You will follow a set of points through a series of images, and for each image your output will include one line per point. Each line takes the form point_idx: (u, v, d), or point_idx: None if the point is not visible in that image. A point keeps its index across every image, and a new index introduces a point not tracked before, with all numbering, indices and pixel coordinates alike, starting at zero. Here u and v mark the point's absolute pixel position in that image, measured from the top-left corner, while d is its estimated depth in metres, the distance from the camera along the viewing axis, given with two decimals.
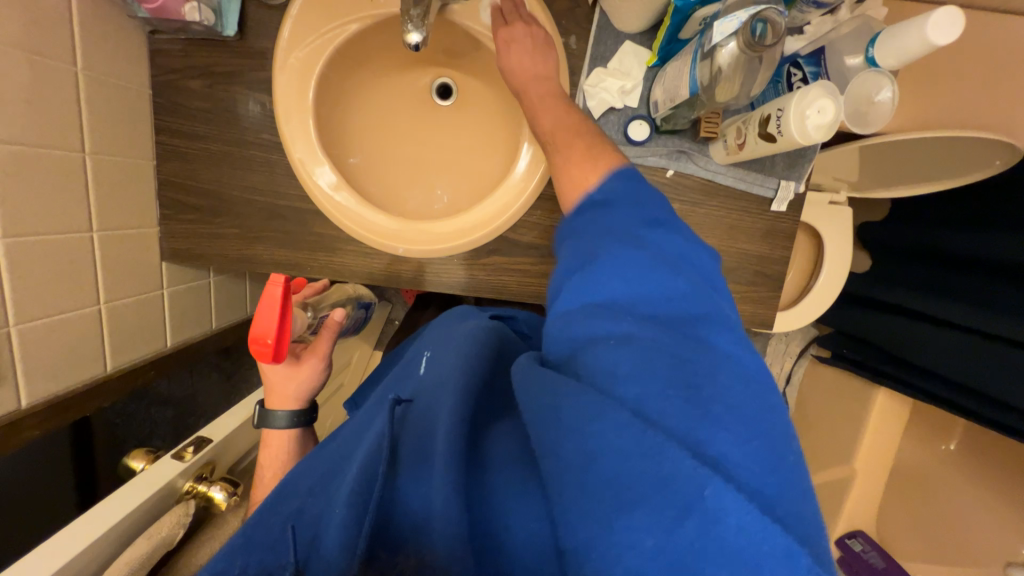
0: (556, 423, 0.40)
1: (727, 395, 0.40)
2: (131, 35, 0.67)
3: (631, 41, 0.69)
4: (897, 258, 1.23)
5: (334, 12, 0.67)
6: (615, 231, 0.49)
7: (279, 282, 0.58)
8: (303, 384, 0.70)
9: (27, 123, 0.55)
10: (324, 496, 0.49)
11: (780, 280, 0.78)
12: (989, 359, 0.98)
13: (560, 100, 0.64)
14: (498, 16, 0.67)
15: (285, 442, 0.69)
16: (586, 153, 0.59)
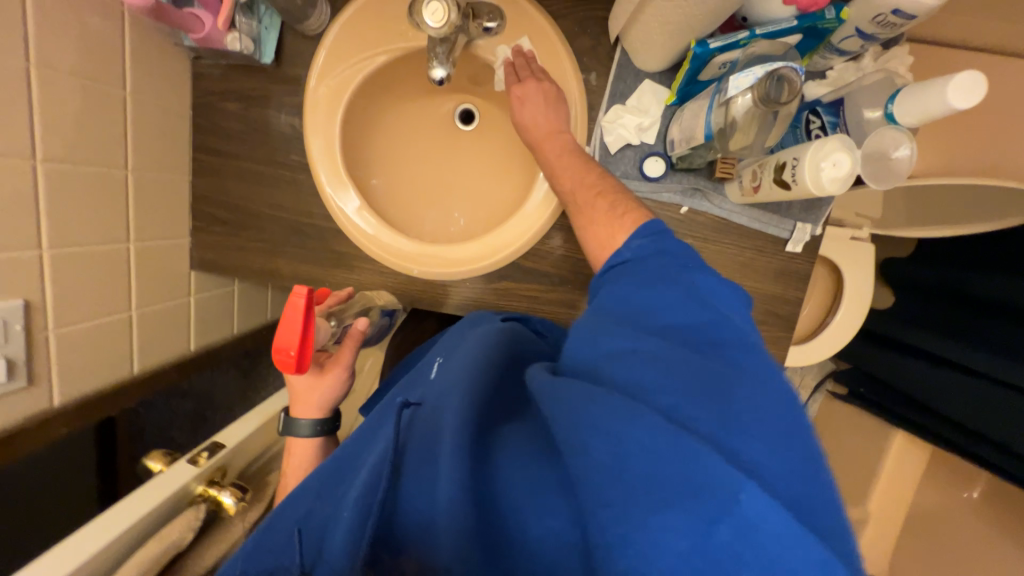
0: (584, 424, 0.41)
1: (753, 406, 0.40)
2: (176, 60, 0.71)
3: (650, 80, 0.70)
4: (921, 298, 1.20)
5: (365, 44, 0.70)
6: (646, 268, 0.52)
7: (303, 296, 0.56)
8: (328, 393, 0.71)
9: (78, 144, 0.59)
10: (332, 496, 0.51)
11: (793, 321, 0.78)
12: (1005, 406, 0.95)
13: (575, 155, 0.65)
14: (510, 73, 0.70)
15: (309, 450, 0.72)
16: (608, 214, 0.60)
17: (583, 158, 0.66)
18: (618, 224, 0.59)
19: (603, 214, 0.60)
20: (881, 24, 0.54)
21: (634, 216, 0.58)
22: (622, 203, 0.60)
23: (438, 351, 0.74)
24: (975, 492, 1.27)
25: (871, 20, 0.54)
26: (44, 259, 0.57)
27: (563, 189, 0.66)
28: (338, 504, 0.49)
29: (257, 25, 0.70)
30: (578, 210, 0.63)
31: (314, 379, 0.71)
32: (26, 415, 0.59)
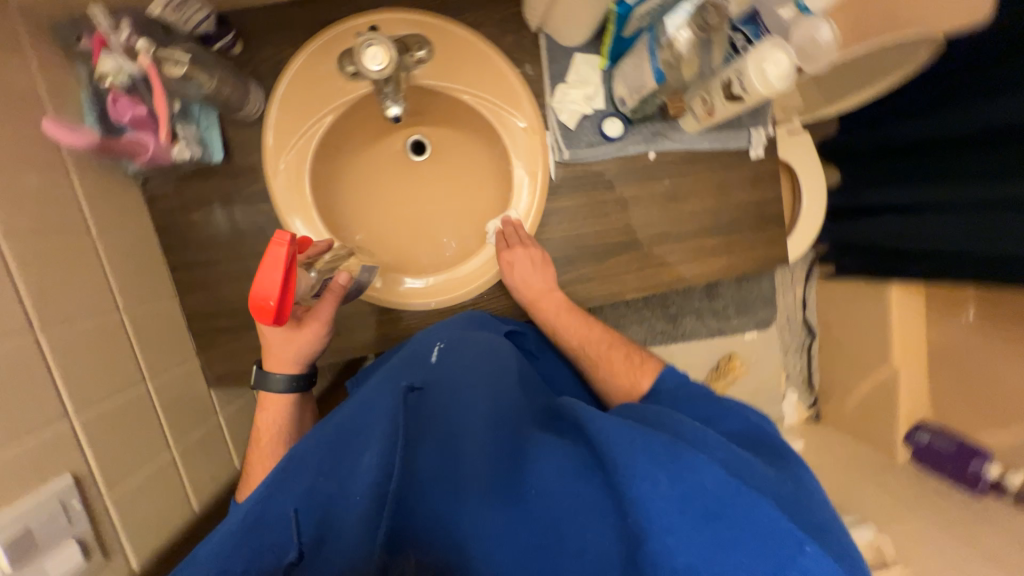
0: (649, 457, 0.46)
1: (787, 483, 0.51)
2: (127, 190, 0.69)
3: (579, 53, 0.75)
4: (875, 161, 1.30)
5: (307, 110, 0.71)
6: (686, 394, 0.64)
7: (285, 242, 0.54)
8: (302, 348, 0.70)
9: (68, 302, 0.57)
10: (338, 479, 0.51)
11: (780, 217, 0.84)
12: (995, 227, 1.01)
13: (578, 316, 0.78)
14: (500, 240, 0.79)
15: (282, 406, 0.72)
16: (628, 365, 0.73)
17: (588, 319, 0.79)
18: (639, 376, 0.71)
19: (625, 365, 0.73)
20: None
21: (652, 367, 0.72)
22: (640, 358, 0.74)
23: (439, 334, 0.72)
24: (971, 314, 1.36)
25: None
26: (76, 426, 0.54)
27: (574, 343, 0.77)
28: (347, 487, 0.50)
29: (197, 128, 0.69)
30: (596, 363, 0.75)
31: (290, 335, 0.69)
32: None
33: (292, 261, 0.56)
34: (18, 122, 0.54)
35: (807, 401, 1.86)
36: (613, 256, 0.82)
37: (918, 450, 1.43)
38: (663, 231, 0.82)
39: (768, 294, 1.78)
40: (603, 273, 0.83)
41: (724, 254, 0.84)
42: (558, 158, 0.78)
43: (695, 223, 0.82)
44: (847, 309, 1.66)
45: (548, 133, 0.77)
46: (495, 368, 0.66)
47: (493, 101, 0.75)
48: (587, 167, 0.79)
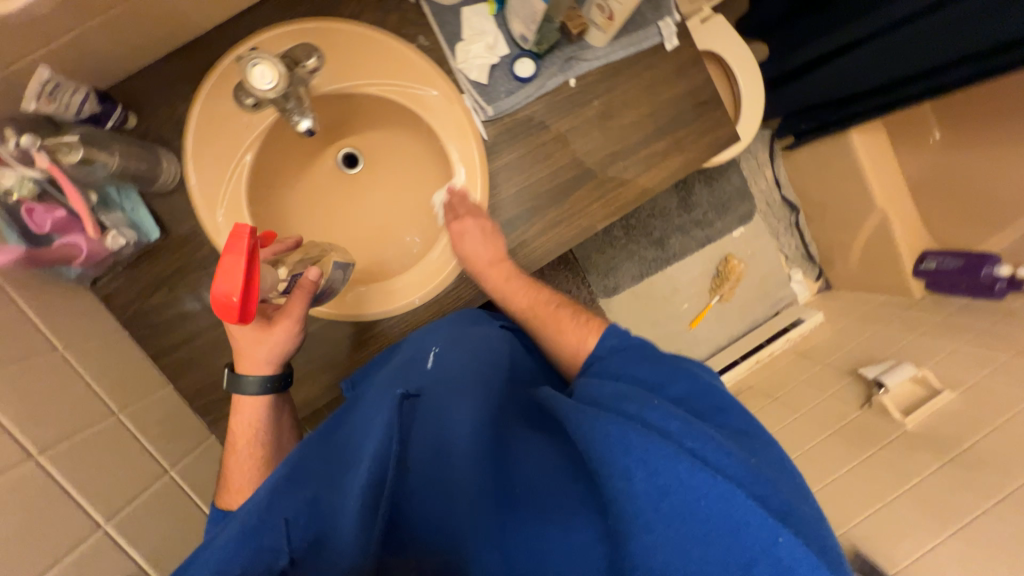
0: (626, 453, 0.48)
1: (774, 468, 0.53)
2: (78, 297, 0.68)
3: (465, 7, 0.73)
4: (802, 14, 1.30)
5: (223, 157, 0.70)
6: (644, 351, 0.65)
7: (244, 234, 0.53)
8: (273, 348, 0.67)
9: (59, 419, 0.56)
10: (333, 485, 0.53)
11: (717, 97, 0.83)
12: (937, 30, 1.00)
13: (522, 280, 0.79)
14: (449, 211, 0.78)
15: (255, 408, 0.69)
16: (574, 323, 0.75)
17: (530, 282, 0.80)
18: (587, 333, 0.73)
19: (571, 323, 0.75)
20: None
21: (598, 322, 0.75)
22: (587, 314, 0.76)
23: (432, 339, 0.74)
24: (937, 134, 1.47)
25: None
26: (110, 532, 0.56)
27: (523, 309, 0.79)
28: (341, 491, 0.52)
29: (123, 212, 0.68)
30: (547, 324, 0.77)
31: (263, 336, 0.66)
32: None
33: (253, 257, 0.55)
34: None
35: (812, 274, 1.87)
36: (572, 192, 0.81)
37: (929, 278, 1.49)
38: (609, 151, 0.81)
39: (740, 187, 1.78)
40: (568, 214, 0.82)
41: (677, 152, 0.83)
42: (483, 117, 0.76)
43: (637, 133, 0.81)
44: (820, 174, 1.66)
45: (465, 97, 0.75)
46: (483, 370, 0.69)
47: (400, 84, 0.73)
48: (515, 115, 0.78)
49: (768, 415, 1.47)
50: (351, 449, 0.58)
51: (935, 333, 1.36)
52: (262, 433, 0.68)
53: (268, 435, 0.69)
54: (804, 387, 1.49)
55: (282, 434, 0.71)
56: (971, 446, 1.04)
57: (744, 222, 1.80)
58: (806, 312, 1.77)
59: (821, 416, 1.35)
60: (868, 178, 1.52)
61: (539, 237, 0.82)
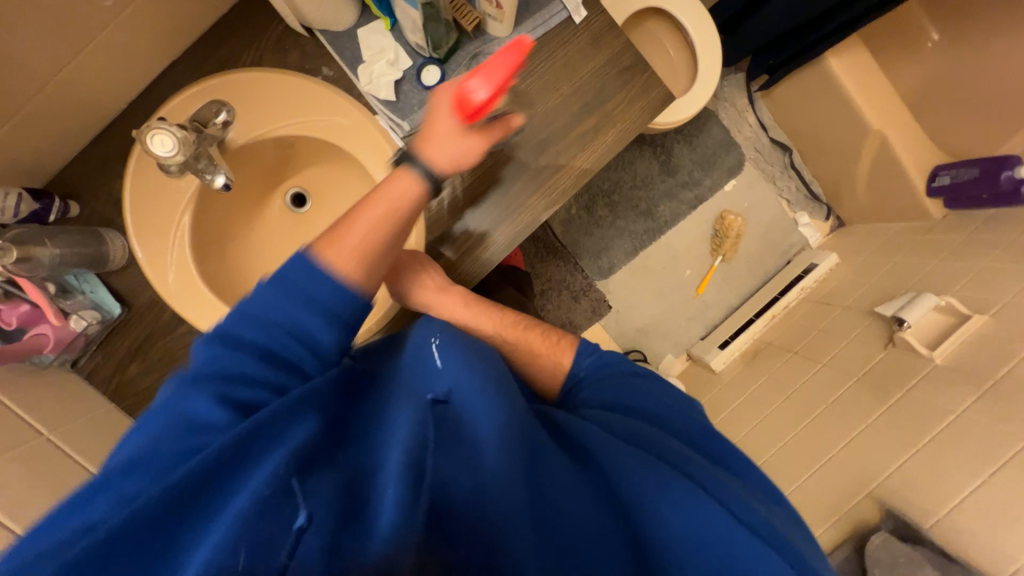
0: (665, 497, 0.49)
1: (794, 524, 0.53)
2: (61, 380, 0.73)
3: (360, 28, 0.73)
4: None
5: (160, 223, 0.72)
6: (657, 393, 0.65)
7: (524, 48, 0.56)
8: (450, 152, 0.65)
9: (50, 500, 0.60)
10: (349, 491, 0.44)
11: (641, 59, 0.78)
12: None
13: (477, 304, 0.77)
14: None
15: (409, 187, 0.63)
16: (548, 344, 0.75)
17: (489, 306, 0.78)
18: (561, 353, 0.74)
19: (545, 343, 0.75)
20: None
21: (570, 339, 0.76)
22: (558, 333, 0.77)
23: (433, 329, 0.63)
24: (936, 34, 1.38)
25: None
26: None
27: (490, 334, 0.76)
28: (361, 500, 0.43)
29: (85, 295, 0.72)
30: (515, 349, 0.75)
31: (461, 137, 0.65)
32: None
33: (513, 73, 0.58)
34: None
35: (821, 214, 1.74)
36: (508, 189, 0.79)
37: (945, 195, 1.37)
38: (538, 140, 0.79)
39: (723, 138, 1.69)
40: (507, 211, 0.80)
41: (610, 125, 0.79)
42: (401, 133, 0.75)
43: (564, 114, 0.78)
44: (807, 107, 1.54)
45: (379, 117, 0.75)
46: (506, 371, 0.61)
47: (312, 118, 0.73)
48: None
49: (789, 371, 1.39)
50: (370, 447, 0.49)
51: (959, 254, 1.24)
52: (394, 217, 0.63)
53: (404, 227, 0.64)
54: (824, 335, 1.39)
55: (398, 252, 0.64)
56: (1009, 370, 0.94)
57: (735, 174, 1.70)
58: (820, 257, 1.65)
59: (843, 363, 1.26)
60: (855, 101, 1.40)
61: (484, 240, 0.80)
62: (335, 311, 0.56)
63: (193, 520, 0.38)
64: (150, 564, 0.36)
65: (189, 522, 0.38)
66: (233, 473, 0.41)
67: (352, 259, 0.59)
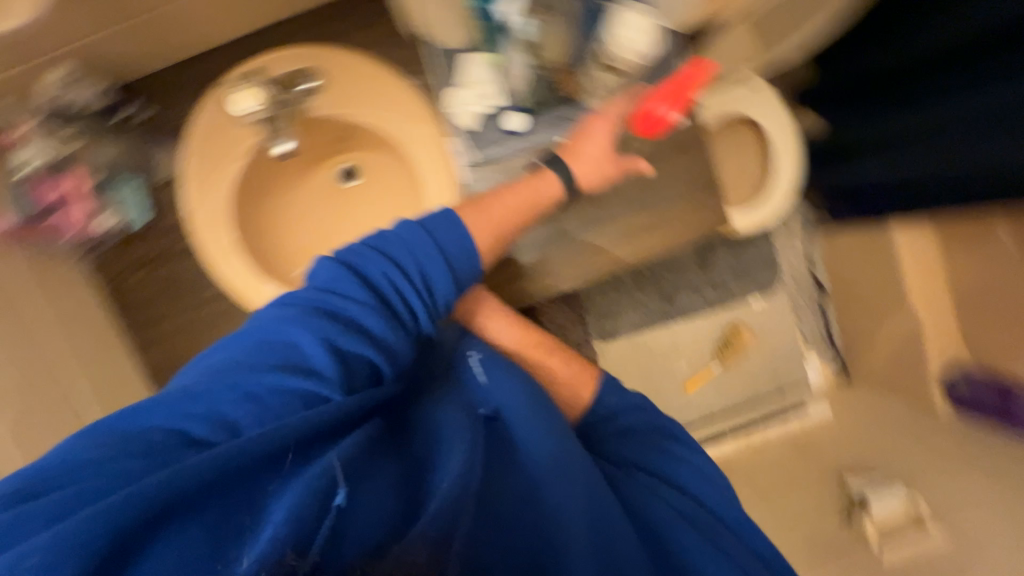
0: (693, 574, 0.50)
1: None
2: (77, 262, 0.76)
3: (468, 54, 0.74)
4: None
5: (218, 159, 0.74)
6: (691, 455, 0.62)
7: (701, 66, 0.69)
8: (590, 168, 0.71)
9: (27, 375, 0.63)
10: (400, 490, 0.45)
11: (712, 178, 0.80)
12: None
13: (507, 318, 0.74)
14: None
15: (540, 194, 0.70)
16: (572, 371, 0.69)
17: (516, 321, 0.75)
18: (582, 384, 0.68)
19: (568, 370, 0.69)
20: None
21: (591, 371, 0.70)
22: (583, 361, 0.72)
23: (476, 345, 0.66)
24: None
25: None
26: None
27: (513, 349, 0.72)
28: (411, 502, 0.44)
29: (118, 197, 0.74)
30: (536, 369, 0.71)
31: (604, 160, 0.71)
32: None
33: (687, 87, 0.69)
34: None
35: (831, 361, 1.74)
36: (545, 247, 0.80)
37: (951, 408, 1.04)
38: (591, 215, 0.80)
39: (766, 255, 1.69)
40: (552, 260, 0.81)
41: (661, 226, 0.81)
42: (468, 160, 0.77)
43: (623, 201, 0.80)
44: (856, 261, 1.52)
45: (454, 139, 0.77)
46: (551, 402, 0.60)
47: (392, 117, 0.75)
48: (501, 165, 0.78)
49: None
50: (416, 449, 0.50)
51: None
52: (521, 208, 0.68)
53: (530, 219, 0.70)
54: None
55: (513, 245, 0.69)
56: None
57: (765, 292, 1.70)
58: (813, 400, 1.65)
59: None
60: None
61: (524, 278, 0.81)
62: (435, 293, 0.59)
63: (262, 478, 0.42)
64: (215, 531, 0.39)
65: (253, 492, 0.41)
66: (311, 441, 0.45)
67: (487, 238, 0.64)
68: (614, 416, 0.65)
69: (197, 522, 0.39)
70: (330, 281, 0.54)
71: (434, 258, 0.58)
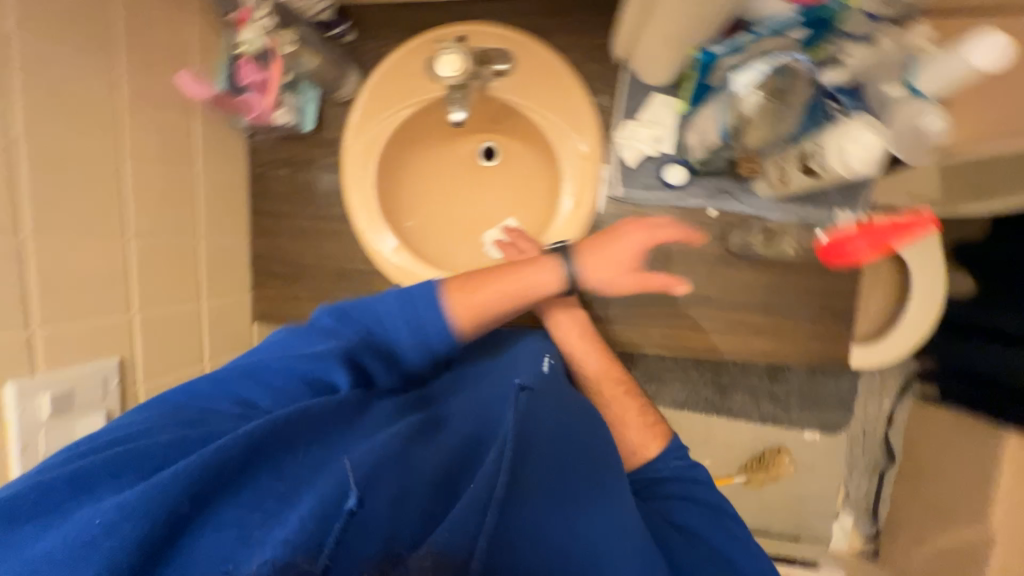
0: None
1: None
2: (236, 140, 0.83)
3: (659, 93, 0.72)
4: None
5: (389, 101, 0.78)
6: (722, 512, 0.59)
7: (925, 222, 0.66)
8: (600, 268, 0.59)
9: (160, 224, 0.69)
10: (430, 460, 0.47)
11: (851, 314, 0.73)
12: None
13: (594, 345, 0.74)
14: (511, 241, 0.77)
15: (549, 276, 0.60)
16: (640, 421, 0.68)
17: (599, 347, 0.74)
18: (646, 435, 0.67)
19: (636, 421, 0.68)
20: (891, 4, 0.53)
21: (660, 427, 0.68)
22: (654, 416, 0.70)
23: (540, 349, 0.70)
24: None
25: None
26: (135, 320, 0.65)
27: (589, 375, 0.73)
28: (438, 471, 0.46)
29: (299, 98, 0.79)
30: (606, 404, 0.71)
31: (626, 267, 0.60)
32: None
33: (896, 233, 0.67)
34: (145, 68, 0.66)
35: None
36: (645, 305, 0.78)
37: None
38: (705, 295, 0.76)
39: None
40: (643, 319, 0.78)
41: (774, 336, 0.75)
42: (611, 192, 0.77)
43: (744, 295, 0.75)
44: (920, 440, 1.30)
45: (606, 167, 0.76)
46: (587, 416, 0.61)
47: (559, 124, 0.75)
48: (639, 208, 0.77)
49: None
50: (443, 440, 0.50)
51: None
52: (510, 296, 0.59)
53: (519, 309, 0.60)
54: None
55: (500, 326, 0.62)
56: None
57: None
58: None
59: None
60: None
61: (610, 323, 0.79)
62: (426, 347, 0.58)
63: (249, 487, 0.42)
64: (199, 532, 0.39)
65: (243, 497, 0.41)
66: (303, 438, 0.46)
67: (465, 317, 0.58)
68: (654, 477, 0.63)
69: (204, 530, 0.39)
70: (312, 329, 0.58)
71: (405, 313, 0.58)
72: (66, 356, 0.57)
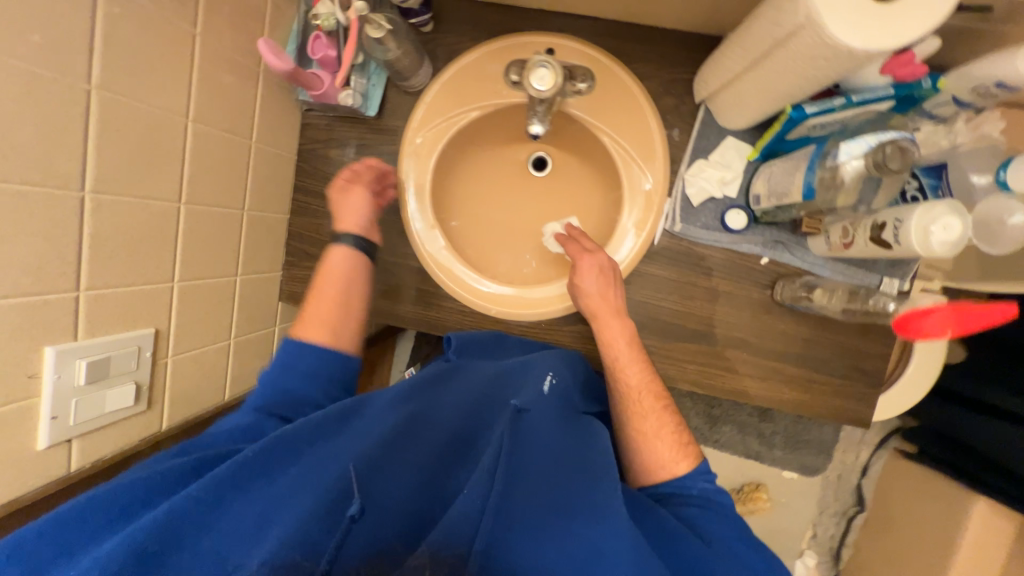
0: None
1: None
2: (291, 112, 0.79)
3: (733, 136, 0.73)
4: None
5: (460, 100, 0.76)
6: (728, 515, 0.62)
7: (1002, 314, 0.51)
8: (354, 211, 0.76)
9: (213, 191, 0.65)
10: (425, 468, 0.54)
11: (878, 375, 0.76)
12: None
13: (640, 362, 0.74)
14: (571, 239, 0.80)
15: (339, 263, 0.74)
16: (673, 441, 0.69)
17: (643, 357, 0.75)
18: (678, 454, 0.68)
19: (669, 439, 0.69)
20: (979, 94, 0.56)
21: (691, 447, 0.69)
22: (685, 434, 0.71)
23: (549, 365, 0.73)
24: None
25: (970, 88, 0.56)
26: (174, 290, 0.61)
27: (631, 386, 0.73)
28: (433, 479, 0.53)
29: (366, 82, 0.77)
30: (643, 415, 0.71)
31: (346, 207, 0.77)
32: (133, 441, 0.59)
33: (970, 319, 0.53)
34: (223, 25, 0.61)
35: None
36: (683, 340, 0.79)
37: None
38: (744, 338, 0.78)
39: None
40: (679, 354, 0.79)
41: (802, 387, 0.78)
42: (667, 226, 0.77)
43: (781, 343, 0.77)
44: (891, 490, 1.38)
45: (669, 201, 0.76)
46: (578, 429, 0.67)
47: (629, 150, 0.75)
48: (693, 246, 0.77)
49: None
50: (431, 446, 0.56)
51: None
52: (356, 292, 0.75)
53: (351, 278, 0.75)
54: None
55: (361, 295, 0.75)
56: None
57: None
58: None
59: None
60: None
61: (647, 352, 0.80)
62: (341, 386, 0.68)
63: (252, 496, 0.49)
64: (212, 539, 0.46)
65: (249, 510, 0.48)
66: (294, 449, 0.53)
67: (320, 333, 0.71)
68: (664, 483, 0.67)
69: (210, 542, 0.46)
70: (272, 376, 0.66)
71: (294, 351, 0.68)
72: (104, 323, 0.53)
